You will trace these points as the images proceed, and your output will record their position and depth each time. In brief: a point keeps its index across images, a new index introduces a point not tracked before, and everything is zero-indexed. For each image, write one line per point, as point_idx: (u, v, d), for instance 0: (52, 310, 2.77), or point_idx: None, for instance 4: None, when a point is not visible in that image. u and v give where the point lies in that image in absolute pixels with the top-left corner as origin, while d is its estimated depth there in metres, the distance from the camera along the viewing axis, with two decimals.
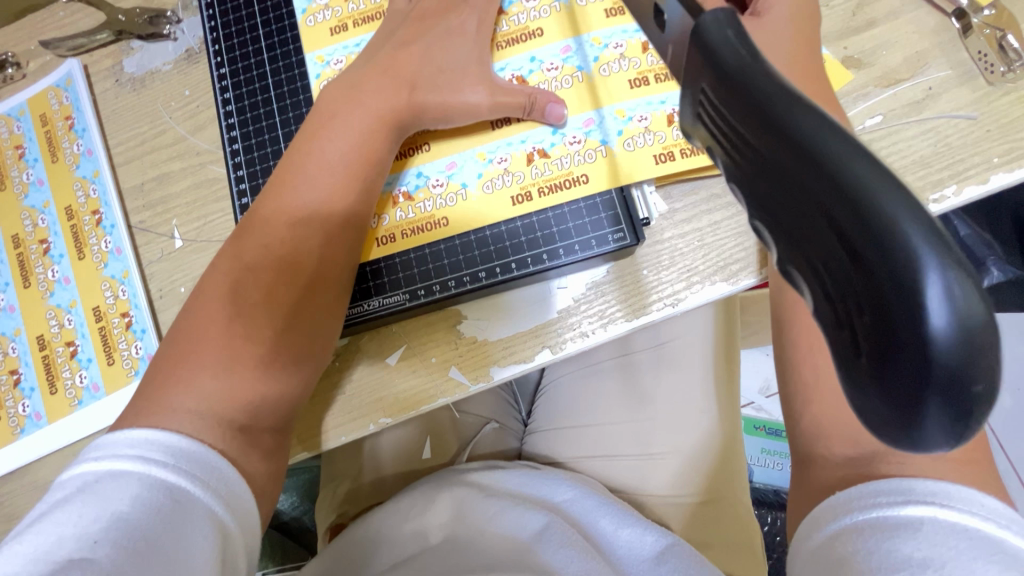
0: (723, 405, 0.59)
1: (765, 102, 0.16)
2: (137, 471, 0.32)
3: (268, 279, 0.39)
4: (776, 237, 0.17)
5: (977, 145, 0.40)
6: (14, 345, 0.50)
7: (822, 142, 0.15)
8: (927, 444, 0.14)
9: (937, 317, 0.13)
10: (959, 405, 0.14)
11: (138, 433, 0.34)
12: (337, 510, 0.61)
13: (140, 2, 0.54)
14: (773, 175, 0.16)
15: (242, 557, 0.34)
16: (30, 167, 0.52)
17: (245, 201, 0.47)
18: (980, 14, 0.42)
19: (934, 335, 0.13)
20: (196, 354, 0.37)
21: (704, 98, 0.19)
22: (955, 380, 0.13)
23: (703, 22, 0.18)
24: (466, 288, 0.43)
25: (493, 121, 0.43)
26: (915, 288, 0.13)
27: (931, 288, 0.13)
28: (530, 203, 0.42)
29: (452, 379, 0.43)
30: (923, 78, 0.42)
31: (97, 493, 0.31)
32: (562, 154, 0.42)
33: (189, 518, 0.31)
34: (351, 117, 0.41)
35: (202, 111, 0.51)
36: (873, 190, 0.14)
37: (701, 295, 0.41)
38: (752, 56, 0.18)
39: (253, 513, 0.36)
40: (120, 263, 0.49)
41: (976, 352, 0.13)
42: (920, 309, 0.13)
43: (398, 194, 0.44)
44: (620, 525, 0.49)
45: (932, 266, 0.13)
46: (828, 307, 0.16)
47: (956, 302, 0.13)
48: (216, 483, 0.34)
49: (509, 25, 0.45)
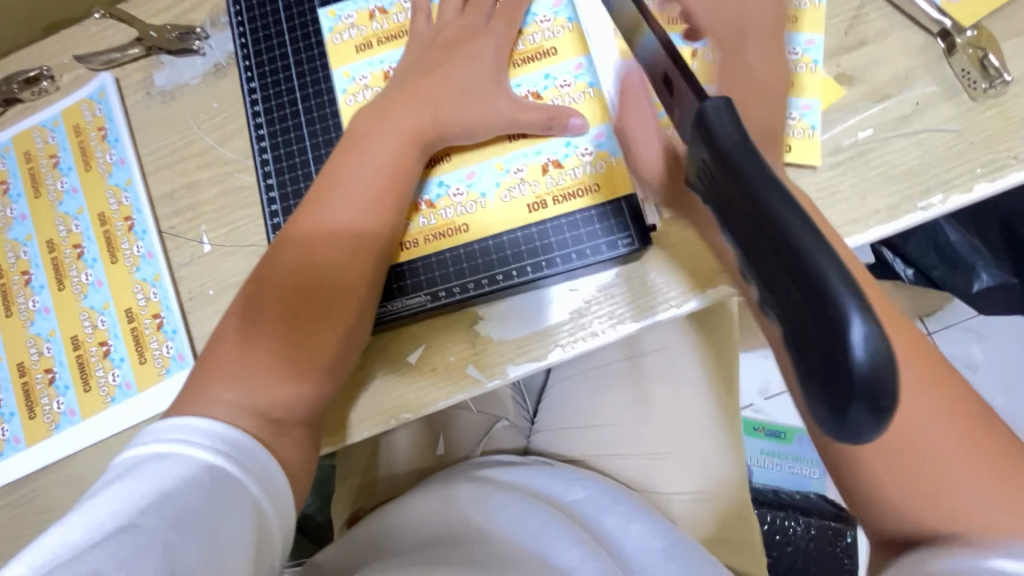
0: (724, 407, 0.61)
1: (740, 170, 0.20)
2: (180, 453, 0.36)
3: (307, 285, 0.42)
4: (757, 283, 0.20)
5: (960, 157, 0.43)
6: (48, 345, 0.52)
7: (761, 195, 0.19)
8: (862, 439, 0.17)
9: (857, 349, 0.16)
10: (876, 408, 0.16)
11: (179, 420, 0.38)
12: (353, 506, 0.65)
13: (170, 19, 0.57)
14: (732, 208, 0.20)
15: (275, 526, 0.38)
16: (64, 175, 0.55)
17: (275, 208, 0.50)
18: (965, 35, 0.44)
19: (855, 364, 0.16)
20: (240, 352, 0.41)
21: (705, 165, 0.22)
22: (871, 391, 0.16)
23: (707, 109, 0.22)
24: (484, 291, 0.45)
25: (510, 134, 0.46)
26: (841, 322, 0.16)
27: (853, 322, 0.16)
28: (545, 211, 0.45)
29: (469, 376, 0.45)
30: (910, 93, 0.45)
31: (145, 472, 0.35)
32: (575, 165, 0.45)
33: (226, 494, 0.36)
34: (382, 135, 0.44)
35: (229, 122, 0.54)
36: (794, 233, 0.18)
37: (616, 330, 0.44)
38: (745, 143, 0.21)
39: (286, 490, 0.40)
40: (151, 266, 0.51)
41: (884, 376, 0.16)
42: (846, 340, 0.16)
43: (421, 202, 0.47)
44: (630, 520, 0.52)
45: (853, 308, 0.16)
46: (789, 335, 0.18)
47: (872, 338, 0.16)
48: (251, 466, 0.38)
49: (525, 43, 0.47)
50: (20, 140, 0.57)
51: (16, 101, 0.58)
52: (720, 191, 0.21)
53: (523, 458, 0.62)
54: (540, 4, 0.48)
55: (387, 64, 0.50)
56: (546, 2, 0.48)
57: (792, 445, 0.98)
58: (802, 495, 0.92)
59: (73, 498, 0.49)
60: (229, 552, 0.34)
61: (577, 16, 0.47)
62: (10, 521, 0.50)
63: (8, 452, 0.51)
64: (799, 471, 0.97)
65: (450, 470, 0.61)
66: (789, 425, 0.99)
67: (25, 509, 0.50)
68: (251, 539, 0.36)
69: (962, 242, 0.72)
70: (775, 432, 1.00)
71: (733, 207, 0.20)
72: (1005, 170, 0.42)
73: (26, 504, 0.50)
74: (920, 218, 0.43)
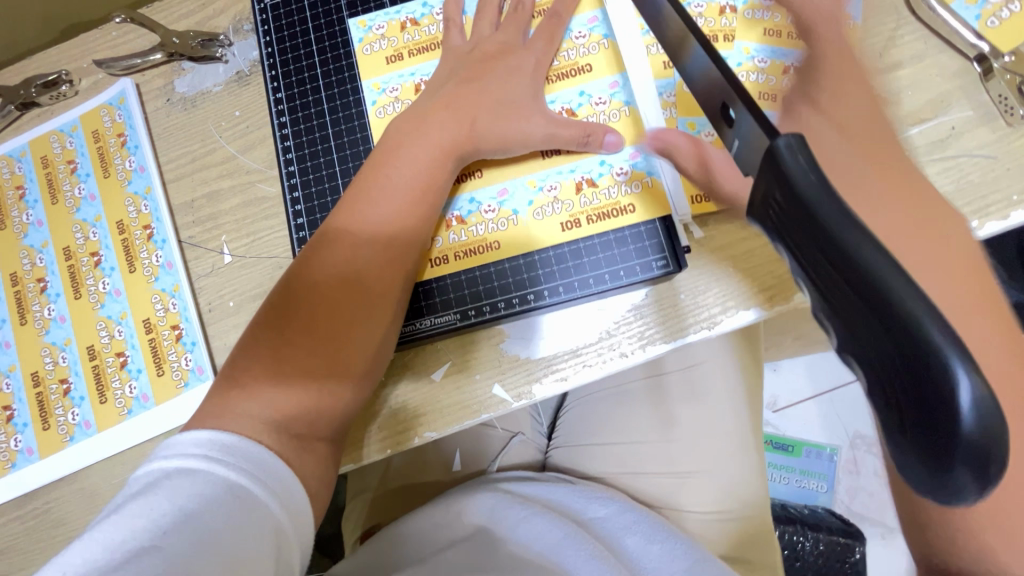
0: (745, 426, 0.61)
1: (819, 214, 0.19)
2: (200, 468, 0.34)
3: (336, 300, 0.41)
4: (837, 328, 0.20)
5: (997, 183, 0.43)
6: (64, 355, 0.51)
7: (845, 240, 0.18)
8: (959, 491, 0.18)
9: (965, 410, 0.16)
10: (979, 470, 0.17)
11: (202, 434, 0.36)
12: (369, 520, 0.65)
13: (193, 25, 0.56)
14: (812, 251, 0.20)
15: (295, 550, 0.36)
16: (82, 182, 0.54)
17: (300, 221, 0.50)
18: (1001, 60, 0.44)
19: (964, 424, 0.16)
20: (268, 368, 0.40)
21: (773, 203, 0.21)
22: (977, 449, 0.16)
23: (777, 145, 0.20)
24: (513, 310, 0.45)
25: (544, 151, 0.45)
26: (949, 379, 0.16)
27: (960, 384, 0.16)
28: (578, 230, 0.45)
29: (495, 396, 0.45)
30: (947, 118, 0.44)
31: (166, 487, 0.33)
32: (610, 185, 0.45)
33: (247, 515, 0.34)
34: (415, 148, 0.44)
35: (252, 131, 0.53)
36: (888, 284, 0.17)
37: (645, 352, 0.43)
38: (823, 182, 0.19)
39: (306, 508, 0.38)
40: (171, 277, 0.51)
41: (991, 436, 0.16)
42: (953, 401, 0.16)
43: (451, 217, 0.46)
44: (650, 540, 0.51)
45: (960, 367, 0.16)
46: (880, 389, 0.18)
47: (980, 399, 0.16)
48: (272, 483, 0.36)
49: (560, 59, 0.47)
50: (37, 144, 0.56)
51: (34, 104, 0.57)
52: (795, 234, 0.20)
53: (540, 474, 0.61)
54: (574, 21, 0.47)
55: (418, 77, 0.49)
56: (581, 19, 0.47)
57: (799, 459, 0.96)
58: (813, 510, 0.92)
59: (87, 511, 0.48)
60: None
61: (614, 34, 0.47)
62: (21, 533, 0.49)
63: (21, 463, 0.50)
64: (806, 484, 0.96)
65: (467, 484, 0.60)
66: (795, 440, 0.96)
67: (37, 522, 0.49)
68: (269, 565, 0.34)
69: None
70: (782, 445, 0.97)
71: (808, 245, 0.20)
72: None
73: (38, 517, 0.49)
74: None
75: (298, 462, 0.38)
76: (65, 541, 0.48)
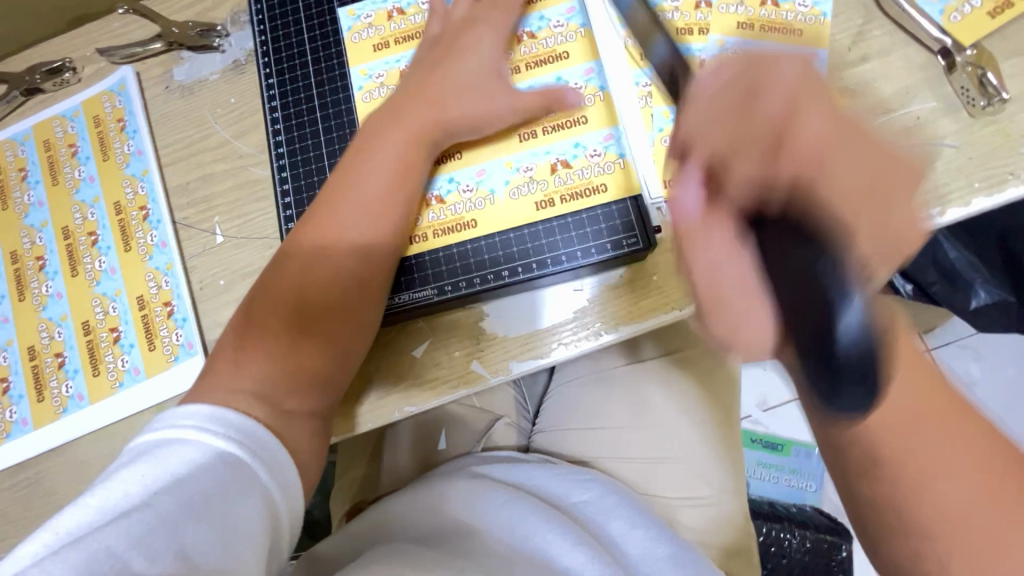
0: (725, 415, 0.63)
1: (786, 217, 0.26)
2: (190, 436, 0.36)
3: (322, 286, 0.43)
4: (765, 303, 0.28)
5: (959, 171, 0.44)
6: (59, 330, 0.53)
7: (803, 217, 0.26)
8: (845, 406, 0.27)
9: (850, 318, 0.25)
10: (864, 383, 0.26)
11: (190, 408, 0.37)
12: (356, 497, 0.66)
13: (192, 16, 0.58)
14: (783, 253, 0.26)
15: (285, 518, 0.38)
16: (81, 164, 0.56)
17: (288, 202, 0.51)
18: (964, 54, 0.46)
19: (845, 344, 0.25)
20: (248, 347, 0.42)
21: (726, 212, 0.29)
22: (862, 368, 0.25)
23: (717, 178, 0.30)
24: (489, 286, 0.46)
25: (521, 135, 0.47)
26: (836, 317, 0.25)
27: (846, 310, 0.25)
28: (552, 209, 0.46)
29: (473, 371, 0.46)
30: (911, 109, 0.46)
31: (156, 457, 0.35)
32: (583, 166, 0.46)
33: (238, 481, 0.35)
34: (392, 135, 0.46)
35: (246, 117, 0.55)
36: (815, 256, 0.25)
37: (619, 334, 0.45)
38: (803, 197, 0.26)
39: (295, 480, 0.39)
40: (164, 256, 0.53)
41: (872, 354, 0.25)
42: (840, 323, 0.25)
43: (431, 197, 0.48)
44: (634, 525, 0.52)
45: (846, 298, 0.25)
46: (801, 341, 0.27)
47: (861, 319, 0.25)
48: (262, 452, 0.37)
49: (523, 52, 0.49)
50: (40, 128, 0.58)
51: (38, 91, 0.59)
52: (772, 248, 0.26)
53: (524, 455, 0.62)
54: (553, 10, 0.49)
55: (403, 64, 0.51)
56: (559, 9, 0.49)
57: (789, 458, 0.97)
58: (799, 509, 0.93)
59: (77, 482, 0.50)
60: (237, 538, 0.33)
61: (589, 23, 0.49)
62: (13, 503, 0.50)
63: (15, 434, 0.52)
64: (793, 483, 0.96)
65: (447, 467, 0.61)
66: (785, 439, 0.98)
67: (29, 491, 0.50)
68: (262, 529, 0.35)
69: (961, 260, 0.73)
70: (772, 444, 0.98)
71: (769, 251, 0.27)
72: (1004, 185, 0.44)
73: (31, 487, 0.50)
74: None
75: (286, 433, 0.40)
76: (56, 510, 0.49)
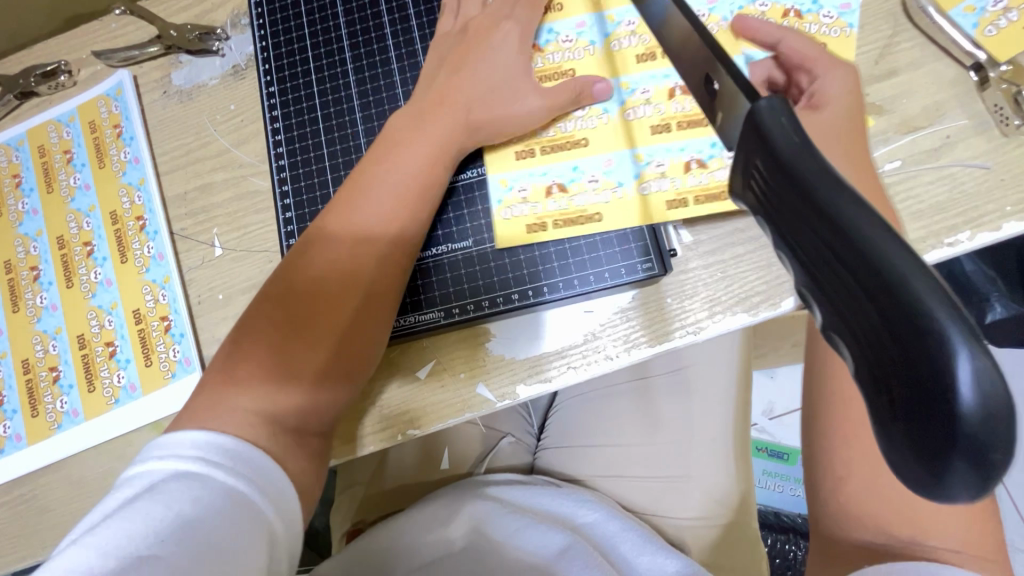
0: (736, 434, 0.61)
1: (802, 170, 0.19)
2: (197, 471, 0.33)
3: (293, 300, 0.40)
4: (824, 305, 0.19)
5: (991, 193, 0.42)
6: (54, 343, 0.52)
7: (835, 200, 0.18)
8: (953, 495, 0.16)
9: (964, 389, 0.15)
10: (979, 464, 0.15)
11: (194, 434, 0.35)
12: (356, 516, 0.65)
13: (190, 19, 0.56)
14: (809, 228, 0.18)
15: (283, 556, 0.35)
16: (77, 172, 0.55)
17: (289, 217, 0.50)
18: (998, 69, 0.44)
19: (961, 406, 0.15)
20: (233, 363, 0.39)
21: (756, 171, 0.21)
22: (979, 443, 0.15)
23: (760, 108, 0.20)
24: (498, 309, 0.45)
25: (654, 128, 0.45)
26: (946, 368, 0.15)
27: (960, 366, 0.15)
28: (682, 209, 0.43)
29: (478, 394, 0.44)
30: (941, 126, 0.44)
31: (162, 491, 0.32)
32: (719, 166, 0.44)
33: (242, 521, 0.32)
34: (418, 129, 0.44)
35: (246, 125, 0.53)
36: (884, 252, 0.16)
37: (636, 356, 0.43)
38: (804, 142, 0.20)
39: (297, 513, 0.37)
40: (161, 268, 0.51)
41: (999, 419, 0.15)
42: (951, 386, 0.15)
43: (552, 184, 0.46)
44: (640, 551, 0.51)
45: (960, 347, 0.15)
46: (867, 372, 0.18)
47: (982, 376, 0.15)
48: (269, 489, 0.35)
49: (587, 52, 0.48)
50: (35, 133, 0.56)
51: (33, 94, 0.58)
52: (783, 211, 0.20)
53: (529, 477, 0.61)
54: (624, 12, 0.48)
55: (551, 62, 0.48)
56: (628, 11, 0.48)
57: (796, 468, 0.94)
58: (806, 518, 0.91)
59: (71, 499, 0.48)
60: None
61: (599, 40, 0.48)
62: (7, 520, 0.49)
63: (9, 449, 0.50)
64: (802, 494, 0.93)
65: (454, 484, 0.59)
66: (791, 447, 0.95)
67: (23, 508, 0.49)
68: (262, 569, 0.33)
69: (976, 273, 0.72)
70: (778, 453, 0.96)
71: (806, 236, 0.19)
72: None
73: (25, 504, 0.49)
74: (945, 254, 0.42)
75: None
76: (48, 528, 0.48)
